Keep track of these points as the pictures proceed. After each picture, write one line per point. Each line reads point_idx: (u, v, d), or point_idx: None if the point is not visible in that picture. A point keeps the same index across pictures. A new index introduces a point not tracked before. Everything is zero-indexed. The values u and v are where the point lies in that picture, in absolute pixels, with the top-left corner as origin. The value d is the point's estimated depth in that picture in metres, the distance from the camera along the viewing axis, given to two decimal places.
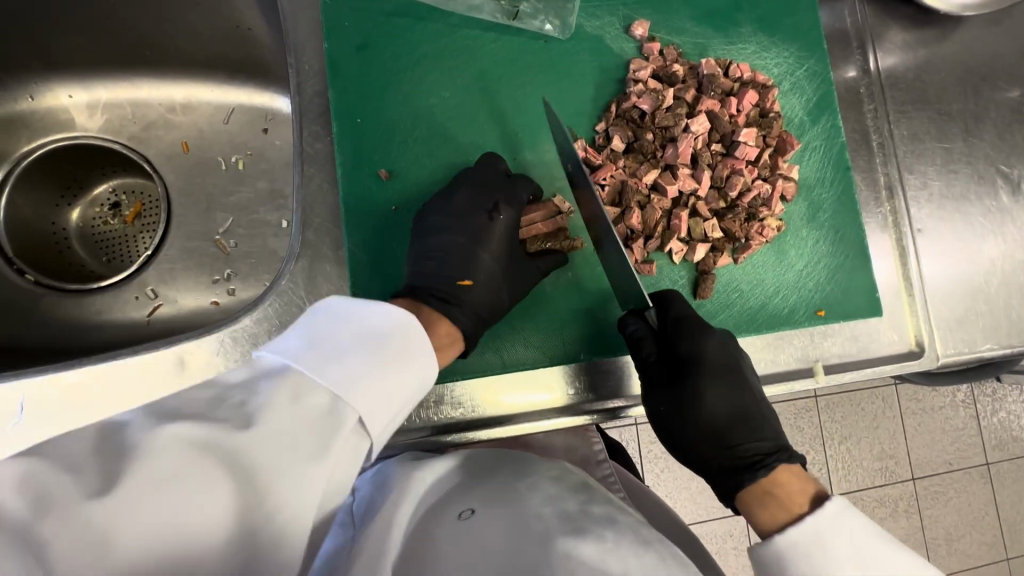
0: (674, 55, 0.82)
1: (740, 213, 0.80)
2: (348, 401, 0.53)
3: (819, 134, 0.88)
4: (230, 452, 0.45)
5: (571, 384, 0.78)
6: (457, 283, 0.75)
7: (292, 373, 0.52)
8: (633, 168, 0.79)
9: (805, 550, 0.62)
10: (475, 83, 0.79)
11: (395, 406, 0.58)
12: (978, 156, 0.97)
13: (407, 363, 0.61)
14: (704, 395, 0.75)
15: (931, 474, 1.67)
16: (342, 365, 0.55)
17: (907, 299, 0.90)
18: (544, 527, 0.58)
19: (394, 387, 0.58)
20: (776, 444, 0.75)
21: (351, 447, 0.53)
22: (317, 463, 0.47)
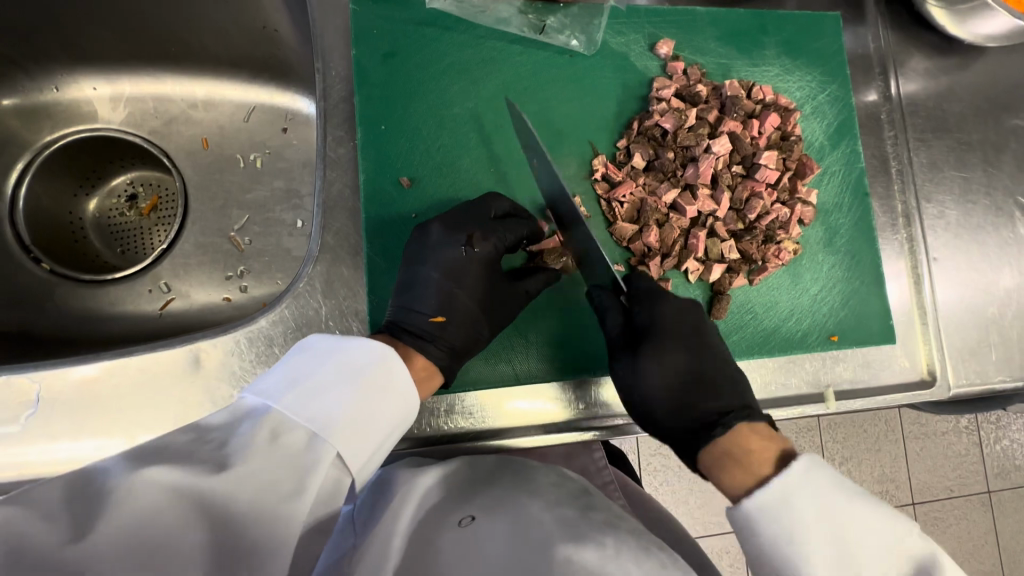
0: (698, 76, 0.82)
1: (758, 235, 0.80)
2: (324, 440, 0.56)
3: (839, 158, 0.88)
4: (209, 495, 0.48)
5: (571, 399, 0.77)
6: (430, 320, 0.74)
7: (272, 414, 0.56)
8: (652, 186, 0.79)
9: (774, 514, 0.58)
10: (498, 96, 0.79)
11: (373, 442, 0.61)
12: (997, 187, 0.97)
13: (385, 396, 0.64)
14: (662, 363, 0.73)
15: (931, 500, 1.65)
16: (319, 403, 0.59)
17: (919, 325, 0.90)
18: (546, 535, 0.58)
19: (370, 422, 0.61)
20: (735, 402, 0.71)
21: (331, 480, 0.57)
22: (294, 500, 0.51)
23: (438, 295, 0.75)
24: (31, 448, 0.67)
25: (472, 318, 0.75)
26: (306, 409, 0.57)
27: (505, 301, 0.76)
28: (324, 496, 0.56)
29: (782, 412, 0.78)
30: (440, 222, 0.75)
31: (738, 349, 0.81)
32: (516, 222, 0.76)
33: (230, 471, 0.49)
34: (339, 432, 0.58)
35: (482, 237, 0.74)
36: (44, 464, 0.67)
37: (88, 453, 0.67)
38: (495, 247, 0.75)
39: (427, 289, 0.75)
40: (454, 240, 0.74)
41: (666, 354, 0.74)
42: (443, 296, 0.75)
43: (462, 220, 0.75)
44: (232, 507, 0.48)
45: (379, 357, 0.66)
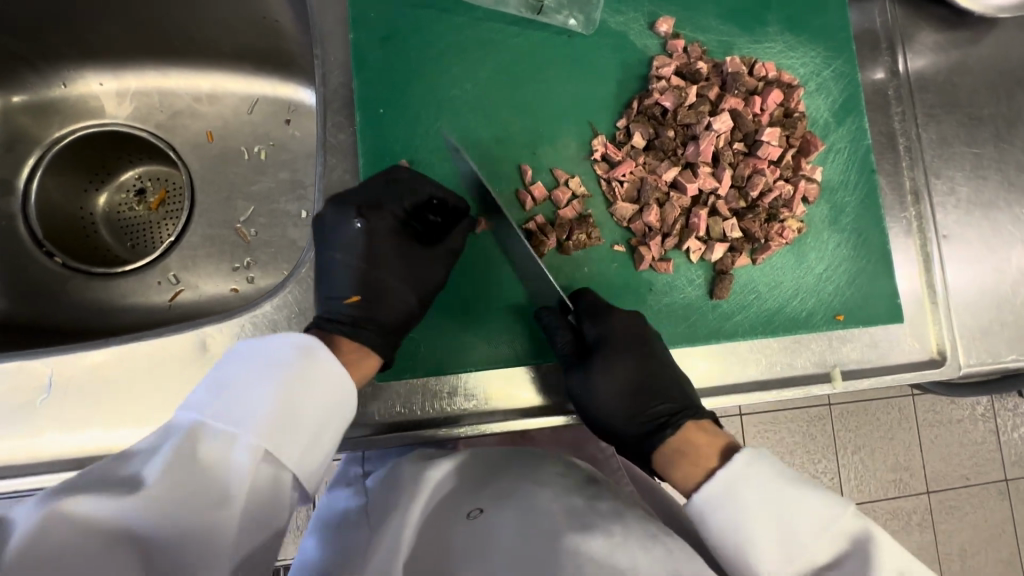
0: (699, 53, 0.81)
1: (761, 213, 0.78)
2: (246, 441, 0.56)
3: (844, 135, 0.86)
4: (126, 525, 0.49)
5: (540, 384, 0.77)
6: (345, 301, 0.73)
7: (196, 430, 0.55)
8: (652, 165, 0.79)
9: (720, 505, 0.62)
10: (496, 77, 0.79)
11: (305, 435, 0.60)
12: (1009, 163, 0.94)
13: (313, 386, 0.62)
14: (614, 372, 0.74)
15: (947, 488, 1.63)
16: (240, 407, 0.58)
17: (930, 306, 0.88)
18: (554, 524, 0.60)
19: (296, 414, 0.60)
20: (683, 404, 0.73)
21: (268, 478, 0.57)
22: (221, 508, 0.53)
23: (353, 276, 0.74)
24: (45, 434, 0.69)
25: (396, 290, 0.74)
26: (228, 418, 0.57)
27: (427, 269, 0.75)
28: (263, 498, 0.57)
29: (787, 393, 0.79)
30: (331, 201, 0.75)
31: (742, 330, 0.80)
32: (411, 189, 0.74)
33: (148, 490, 0.50)
34: (267, 433, 0.57)
35: (371, 208, 0.73)
36: (60, 448, 0.68)
37: (100, 438, 0.69)
38: (388, 217, 0.74)
39: (339, 273, 0.74)
40: (345, 215, 0.73)
41: (614, 365, 0.74)
42: (356, 275, 0.74)
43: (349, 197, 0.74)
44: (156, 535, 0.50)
45: (303, 348, 0.63)
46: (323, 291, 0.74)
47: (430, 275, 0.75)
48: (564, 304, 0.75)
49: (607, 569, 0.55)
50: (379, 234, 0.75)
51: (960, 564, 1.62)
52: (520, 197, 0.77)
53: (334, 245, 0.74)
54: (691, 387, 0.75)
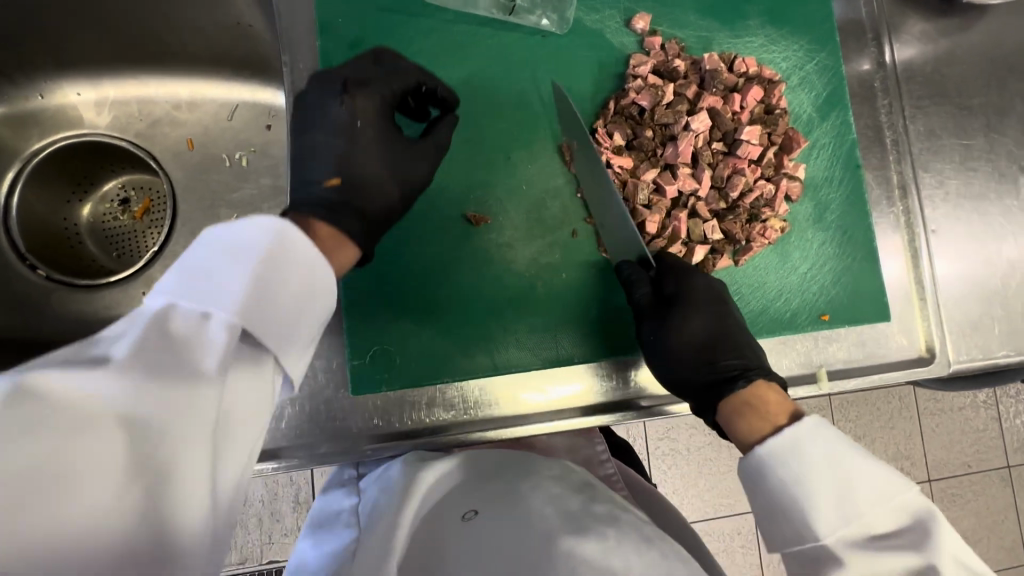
0: (676, 50, 0.79)
1: (742, 214, 0.77)
2: (219, 317, 0.47)
3: (828, 130, 0.85)
4: (91, 398, 0.41)
5: (607, 377, 0.77)
6: (325, 183, 0.66)
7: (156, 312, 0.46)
8: (632, 166, 0.76)
9: (782, 461, 0.61)
10: (468, 81, 0.77)
11: (285, 317, 0.52)
12: (1000, 153, 0.92)
13: (292, 265, 0.53)
14: (694, 322, 0.72)
15: (948, 476, 1.62)
16: (211, 286, 0.49)
17: (917, 302, 0.87)
18: (549, 527, 0.59)
19: (274, 292, 0.51)
20: (755, 362, 0.71)
21: (249, 360, 0.50)
22: (199, 385, 0.45)
23: (334, 155, 0.67)
24: None
25: (379, 181, 0.68)
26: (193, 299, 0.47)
27: (415, 161, 0.69)
28: (245, 379, 0.49)
29: None
30: (312, 84, 0.70)
31: None
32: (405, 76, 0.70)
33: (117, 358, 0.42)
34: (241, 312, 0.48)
35: (360, 86, 0.68)
36: None
37: None
38: (377, 99, 0.69)
39: (323, 155, 0.68)
40: (329, 98, 0.69)
41: (691, 317, 0.71)
42: (337, 156, 0.67)
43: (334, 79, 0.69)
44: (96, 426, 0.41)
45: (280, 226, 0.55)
46: (301, 175, 0.68)
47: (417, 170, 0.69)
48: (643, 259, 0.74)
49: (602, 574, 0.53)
50: (361, 125, 0.68)
51: None
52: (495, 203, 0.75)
53: (317, 128, 0.68)
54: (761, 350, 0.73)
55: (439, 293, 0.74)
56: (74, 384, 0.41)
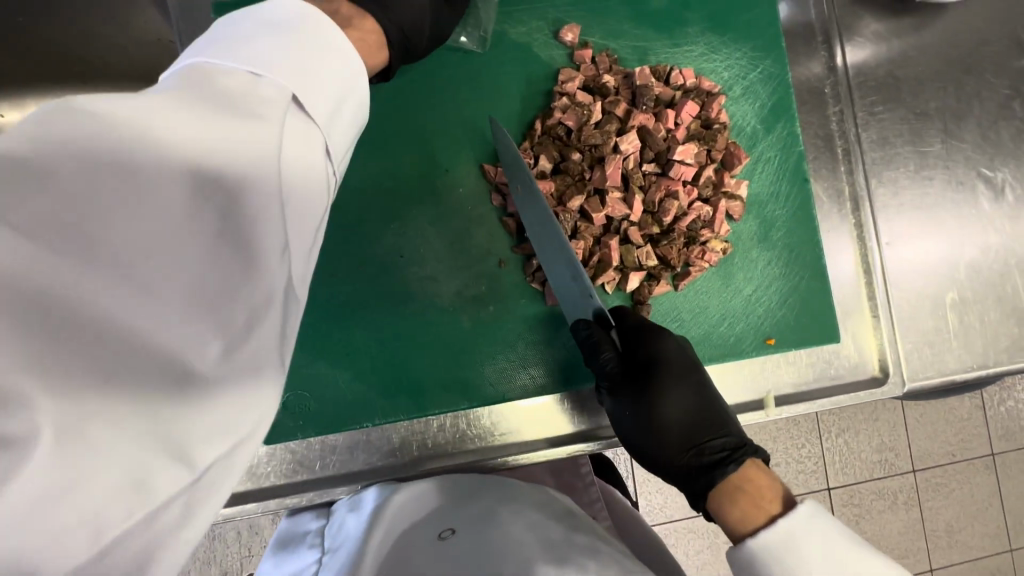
0: (606, 63, 0.74)
1: (678, 238, 0.72)
2: (266, 78, 0.40)
3: (773, 144, 0.80)
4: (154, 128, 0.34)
5: (576, 409, 0.75)
6: None
7: (194, 66, 0.39)
8: (559, 191, 0.71)
9: (778, 556, 0.57)
10: (386, 104, 0.72)
11: (328, 94, 0.45)
12: (957, 160, 0.88)
13: (320, 49, 0.46)
14: (668, 395, 0.69)
15: (933, 466, 1.60)
16: (246, 47, 0.41)
17: (871, 318, 0.83)
18: (525, 553, 0.55)
19: (310, 65, 0.44)
20: (739, 437, 0.68)
21: (299, 132, 0.42)
22: (262, 121, 0.38)
23: None
24: None
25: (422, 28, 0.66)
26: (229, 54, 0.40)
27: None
28: (302, 143, 0.42)
29: None
30: None
31: None
32: None
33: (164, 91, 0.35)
34: (288, 80, 0.42)
35: None
36: None
37: None
38: None
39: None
40: None
41: (668, 389, 0.69)
42: None
43: None
44: (129, 137, 0.33)
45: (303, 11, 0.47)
46: None
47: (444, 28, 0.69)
48: (605, 321, 0.68)
49: None
50: None
51: (946, 540, 1.60)
52: (417, 237, 0.72)
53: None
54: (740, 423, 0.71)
55: (358, 333, 0.71)
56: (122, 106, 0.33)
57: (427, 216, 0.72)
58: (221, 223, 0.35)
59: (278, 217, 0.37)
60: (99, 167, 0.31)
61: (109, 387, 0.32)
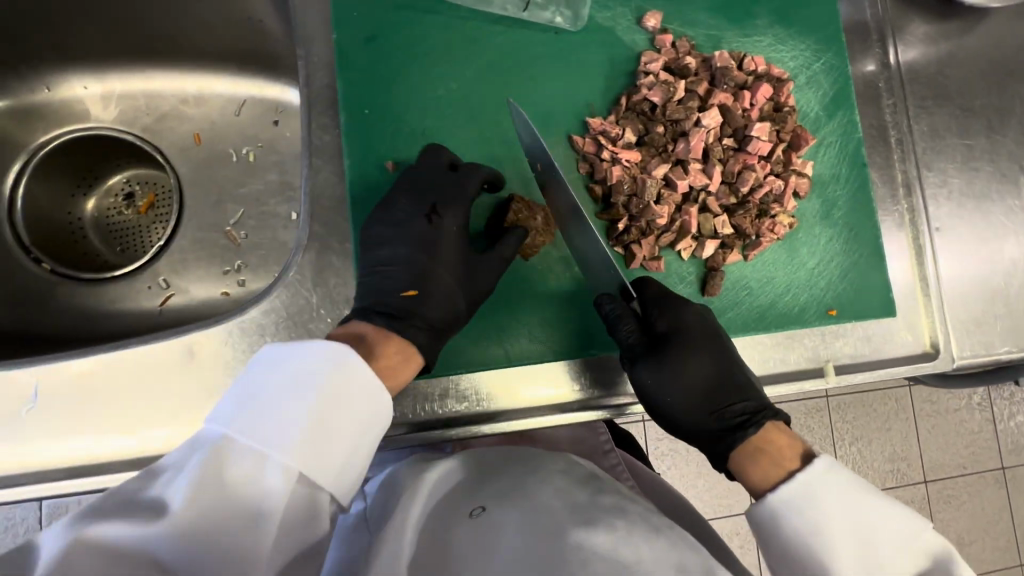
0: (686, 48, 0.80)
1: (752, 209, 0.78)
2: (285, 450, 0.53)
3: (835, 129, 0.86)
4: (252, 519, 0.51)
5: (580, 377, 0.77)
6: (401, 294, 0.72)
7: (217, 447, 0.52)
8: (644, 162, 0.78)
9: (798, 508, 0.61)
10: (482, 75, 0.78)
11: (350, 474, 0.59)
12: (1001, 154, 0.94)
13: (346, 391, 0.59)
14: (689, 364, 0.73)
15: (944, 478, 1.63)
16: (266, 420, 0.54)
17: (923, 299, 0.88)
18: (559, 519, 0.59)
19: (333, 458, 0.57)
20: (760, 403, 0.72)
21: (337, 477, 0.57)
22: (318, 487, 0.56)
23: (407, 270, 0.73)
24: (34, 451, 0.68)
25: (449, 290, 0.73)
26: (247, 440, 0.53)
27: (483, 276, 0.74)
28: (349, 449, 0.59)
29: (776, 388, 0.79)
30: (404, 195, 0.74)
31: (735, 326, 0.80)
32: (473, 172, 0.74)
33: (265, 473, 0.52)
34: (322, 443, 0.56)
35: (445, 207, 0.73)
36: (42, 458, 0.68)
37: (86, 449, 0.68)
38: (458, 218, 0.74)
39: (397, 265, 0.73)
40: (418, 209, 0.73)
41: (687, 359, 0.73)
42: (410, 266, 0.73)
43: (421, 188, 0.73)
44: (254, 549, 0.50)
45: (332, 359, 0.59)
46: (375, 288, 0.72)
47: (482, 283, 0.74)
48: (627, 293, 0.73)
49: (614, 566, 0.54)
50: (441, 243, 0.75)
51: None
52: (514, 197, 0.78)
53: (397, 240, 0.73)
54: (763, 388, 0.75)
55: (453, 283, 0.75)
56: (235, 466, 0.52)
57: (519, 179, 0.79)
58: (291, 516, 0.53)
59: (328, 480, 0.56)
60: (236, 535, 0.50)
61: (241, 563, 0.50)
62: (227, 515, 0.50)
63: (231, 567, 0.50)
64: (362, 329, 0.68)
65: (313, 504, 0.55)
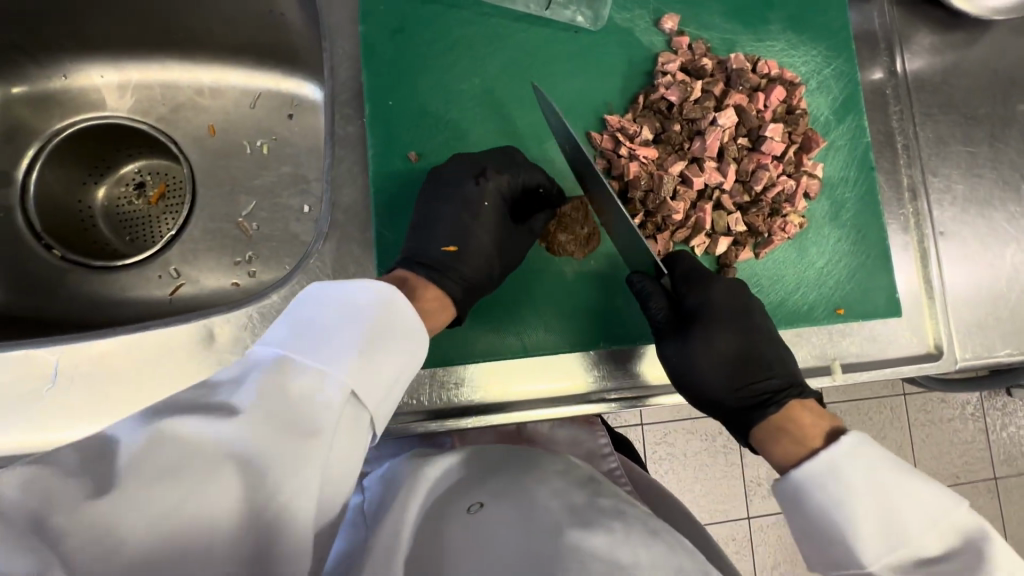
0: (703, 50, 0.83)
1: (764, 207, 0.80)
2: (340, 373, 0.56)
3: (844, 133, 0.88)
4: (309, 426, 0.52)
5: (595, 367, 0.78)
6: (443, 249, 0.76)
7: (279, 363, 0.54)
8: (661, 159, 0.80)
9: (822, 483, 0.63)
10: (504, 70, 0.80)
11: (391, 404, 0.62)
12: (1003, 162, 0.96)
13: (391, 329, 0.64)
14: (715, 340, 0.75)
15: (937, 486, 1.65)
16: (325, 345, 0.58)
17: (927, 302, 0.90)
18: (556, 520, 0.60)
19: (381, 382, 0.60)
20: (788, 380, 0.73)
21: (382, 401, 0.61)
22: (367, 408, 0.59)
23: (450, 228, 0.77)
24: (49, 431, 0.68)
25: (486, 253, 0.77)
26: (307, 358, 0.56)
27: (513, 245, 0.78)
28: (393, 377, 0.62)
29: None
30: (456, 158, 0.77)
31: None
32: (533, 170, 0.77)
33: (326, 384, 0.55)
34: (372, 367, 0.60)
35: (496, 172, 0.77)
36: (59, 437, 0.68)
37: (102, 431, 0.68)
38: (506, 184, 0.77)
39: (440, 223, 0.76)
40: (468, 172, 0.76)
41: (715, 337, 0.75)
42: (452, 224, 0.77)
43: (474, 158, 0.77)
44: (312, 453, 0.50)
45: (383, 300, 0.65)
46: (420, 238, 0.76)
47: (517, 252, 0.78)
48: (659, 271, 0.75)
49: (610, 565, 0.54)
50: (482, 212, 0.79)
51: None
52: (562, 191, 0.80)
53: (446, 199, 0.76)
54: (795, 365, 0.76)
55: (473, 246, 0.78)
56: (295, 378, 0.54)
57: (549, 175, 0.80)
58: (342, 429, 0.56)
59: (376, 399, 0.59)
60: (296, 438, 0.50)
61: (297, 469, 0.49)
62: (288, 419, 0.51)
63: (288, 470, 0.49)
64: (409, 278, 0.73)
65: (358, 425, 0.58)
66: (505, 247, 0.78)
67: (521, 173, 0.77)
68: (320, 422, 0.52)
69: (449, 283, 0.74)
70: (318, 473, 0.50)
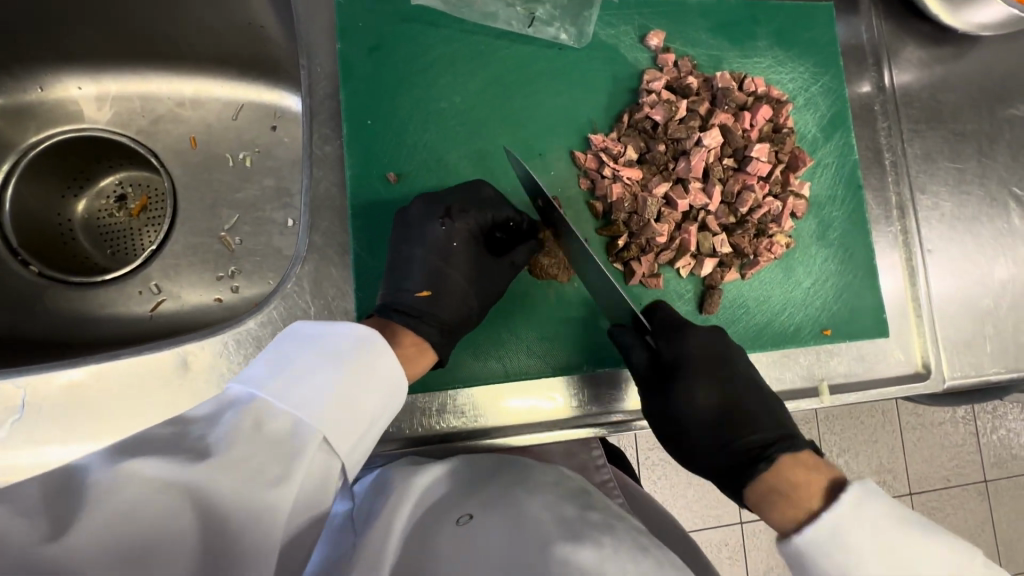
0: (689, 67, 0.82)
1: (750, 229, 0.80)
2: (311, 423, 0.54)
3: (832, 151, 0.87)
4: (280, 471, 0.50)
5: (579, 394, 0.77)
6: (417, 295, 0.74)
7: (253, 405, 0.53)
8: (645, 179, 0.79)
9: (826, 549, 0.57)
10: (486, 89, 0.78)
11: (362, 450, 0.60)
12: (991, 177, 0.96)
13: (372, 372, 0.62)
14: (695, 394, 0.74)
15: (928, 490, 1.65)
16: (302, 390, 0.56)
17: (915, 319, 0.89)
18: (543, 533, 0.57)
19: (352, 429, 0.58)
20: (776, 434, 0.70)
21: (355, 448, 0.59)
22: (337, 454, 0.56)
23: (425, 270, 0.75)
24: (19, 464, 0.66)
25: (461, 291, 0.75)
26: (284, 400, 0.55)
27: (494, 279, 0.76)
28: (369, 421, 0.61)
29: None
30: (419, 201, 0.75)
31: None
32: (496, 203, 0.76)
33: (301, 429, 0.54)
34: (348, 413, 0.58)
35: (460, 210, 0.75)
36: (28, 470, 0.66)
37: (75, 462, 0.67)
38: (473, 223, 0.75)
39: (413, 267, 0.75)
40: (433, 214, 0.74)
41: (696, 390, 0.73)
42: (425, 269, 0.75)
43: (438, 197, 0.75)
44: (279, 502, 0.49)
45: (364, 342, 0.64)
46: (394, 281, 0.74)
47: (493, 286, 0.76)
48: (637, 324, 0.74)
49: None
50: (455, 254, 0.77)
51: None
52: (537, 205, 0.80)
53: (415, 242, 0.74)
54: (783, 417, 0.73)
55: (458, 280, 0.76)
56: (272, 419, 0.53)
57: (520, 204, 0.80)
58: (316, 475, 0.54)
59: (351, 444, 0.58)
60: (267, 485, 0.49)
61: (263, 517, 0.48)
62: (263, 463, 0.50)
63: (253, 519, 0.47)
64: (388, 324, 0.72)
65: (327, 473, 0.55)
66: (486, 283, 0.76)
67: (487, 208, 0.76)
68: (293, 468, 0.51)
69: (427, 328, 0.72)
70: (284, 520, 0.49)
